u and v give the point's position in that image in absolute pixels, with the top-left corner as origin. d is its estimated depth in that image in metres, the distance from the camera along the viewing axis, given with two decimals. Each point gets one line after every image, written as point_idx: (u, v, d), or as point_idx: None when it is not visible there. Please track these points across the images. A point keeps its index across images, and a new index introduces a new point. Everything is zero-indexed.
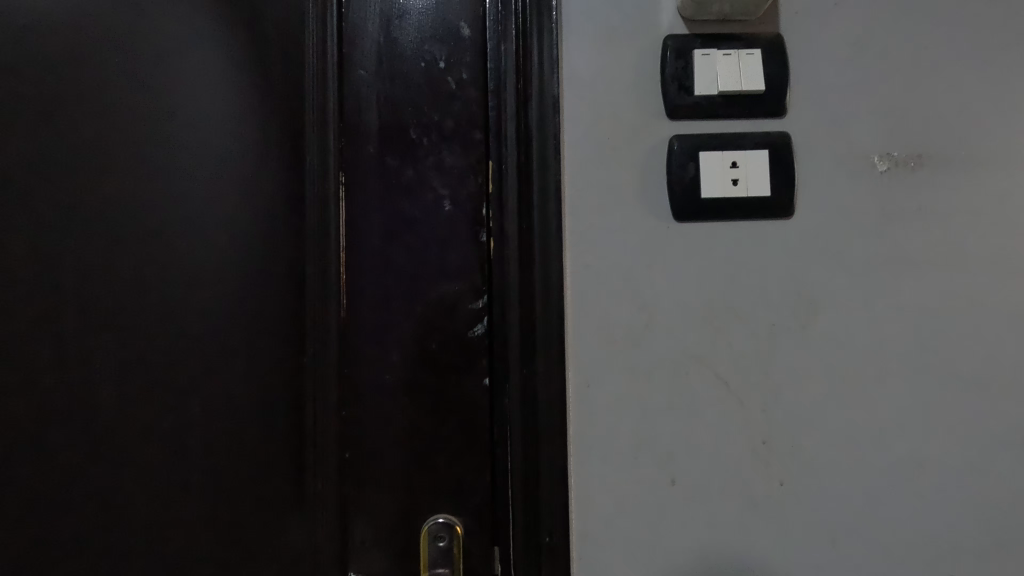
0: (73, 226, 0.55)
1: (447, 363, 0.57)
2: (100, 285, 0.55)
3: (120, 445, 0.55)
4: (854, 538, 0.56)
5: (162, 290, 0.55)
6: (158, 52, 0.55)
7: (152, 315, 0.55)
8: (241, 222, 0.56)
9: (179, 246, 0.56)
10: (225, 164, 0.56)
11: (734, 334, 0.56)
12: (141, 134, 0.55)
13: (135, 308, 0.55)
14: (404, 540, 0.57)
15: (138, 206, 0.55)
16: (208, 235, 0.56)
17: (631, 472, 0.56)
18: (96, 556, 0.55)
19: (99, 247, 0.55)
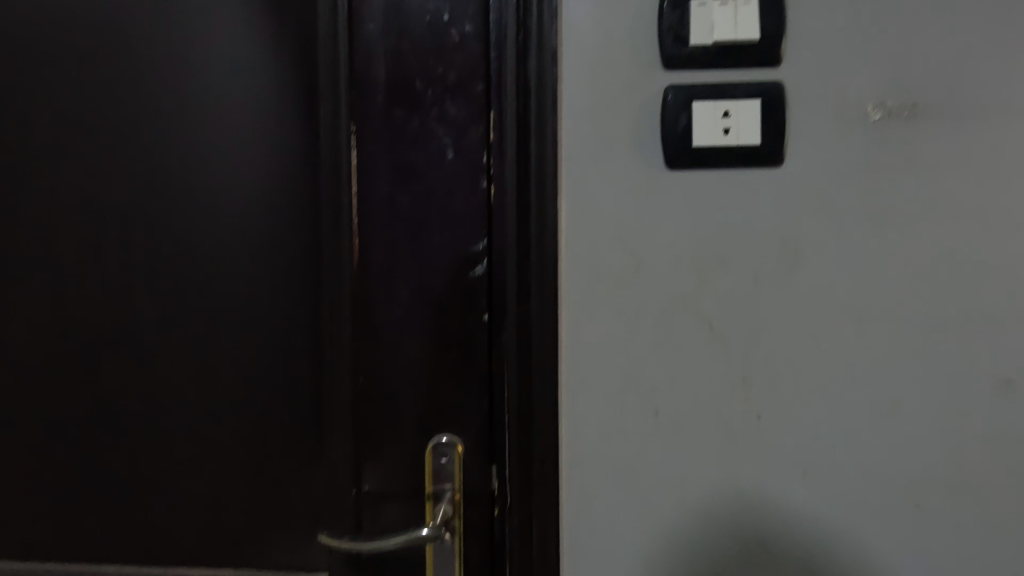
0: (139, 204, 0.66)
1: (451, 302, 0.62)
2: (160, 232, 0.65)
3: (180, 381, 0.67)
4: (825, 469, 0.60)
5: (205, 233, 0.65)
6: (195, 44, 0.64)
7: (197, 255, 0.65)
8: (266, 187, 0.64)
9: (215, 213, 0.65)
10: (252, 138, 0.64)
11: (720, 278, 0.59)
12: (185, 119, 0.64)
13: (186, 267, 0.65)
14: (412, 457, 0.64)
15: (185, 180, 0.65)
16: (239, 200, 0.64)
17: (618, 404, 0.60)
18: (172, 466, 0.68)
19: (160, 217, 0.65)
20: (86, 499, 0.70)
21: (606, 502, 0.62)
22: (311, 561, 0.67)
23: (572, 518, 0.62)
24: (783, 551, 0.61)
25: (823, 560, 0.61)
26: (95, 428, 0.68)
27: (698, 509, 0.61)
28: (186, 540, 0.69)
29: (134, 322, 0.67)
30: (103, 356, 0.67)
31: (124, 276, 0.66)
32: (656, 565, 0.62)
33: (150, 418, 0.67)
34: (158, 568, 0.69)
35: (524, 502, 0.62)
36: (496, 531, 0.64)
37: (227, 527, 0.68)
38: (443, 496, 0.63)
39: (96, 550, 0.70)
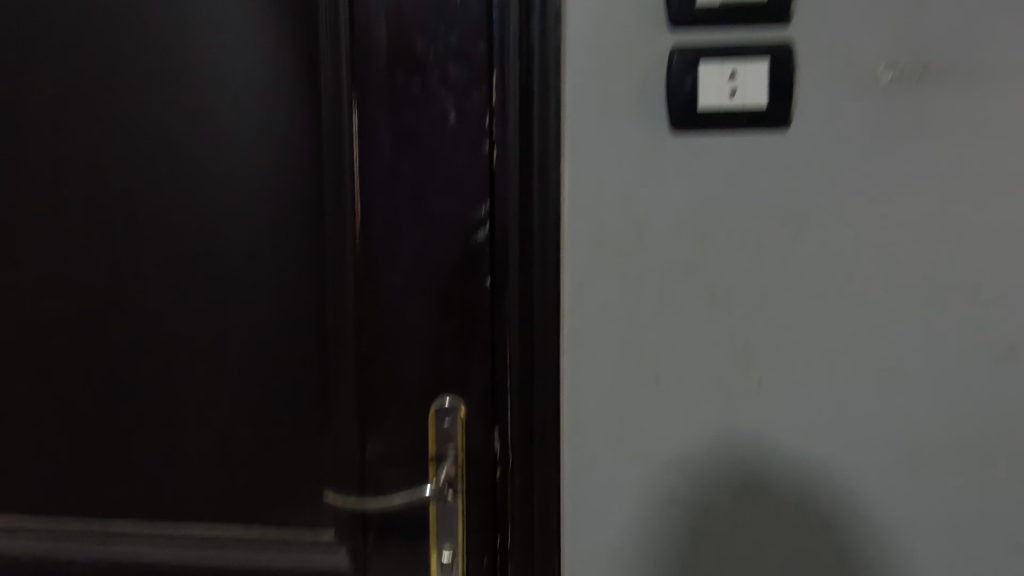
0: (145, 171, 0.66)
1: (453, 267, 0.62)
2: (162, 193, 0.66)
3: (189, 344, 0.68)
4: (825, 434, 0.61)
5: (205, 195, 0.66)
6: (194, 7, 0.64)
7: (198, 217, 0.66)
8: (269, 153, 0.65)
9: (219, 179, 0.65)
10: (253, 102, 0.64)
11: (723, 244, 0.59)
12: (188, 85, 0.65)
13: (193, 233, 0.67)
14: (415, 419, 0.65)
15: (190, 146, 0.66)
16: (243, 167, 0.65)
17: (620, 368, 0.61)
18: (181, 428, 0.70)
19: (167, 183, 0.66)
20: (98, 459, 0.72)
21: (607, 465, 0.62)
22: (318, 519, 0.69)
23: (573, 481, 0.63)
24: (781, 513, 0.62)
25: (821, 523, 0.62)
26: (106, 390, 0.70)
27: (697, 472, 0.62)
28: (196, 499, 0.71)
29: (143, 287, 0.68)
30: (114, 320, 0.69)
31: (132, 242, 0.68)
32: (654, 525, 0.63)
33: (161, 381, 0.69)
34: (170, 526, 0.71)
35: (526, 464, 0.63)
36: (497, 492, 0.66)
37: (236, 486, 0.70)
38: (447, 458, 0.64)
39: (109, 511, 0.72)
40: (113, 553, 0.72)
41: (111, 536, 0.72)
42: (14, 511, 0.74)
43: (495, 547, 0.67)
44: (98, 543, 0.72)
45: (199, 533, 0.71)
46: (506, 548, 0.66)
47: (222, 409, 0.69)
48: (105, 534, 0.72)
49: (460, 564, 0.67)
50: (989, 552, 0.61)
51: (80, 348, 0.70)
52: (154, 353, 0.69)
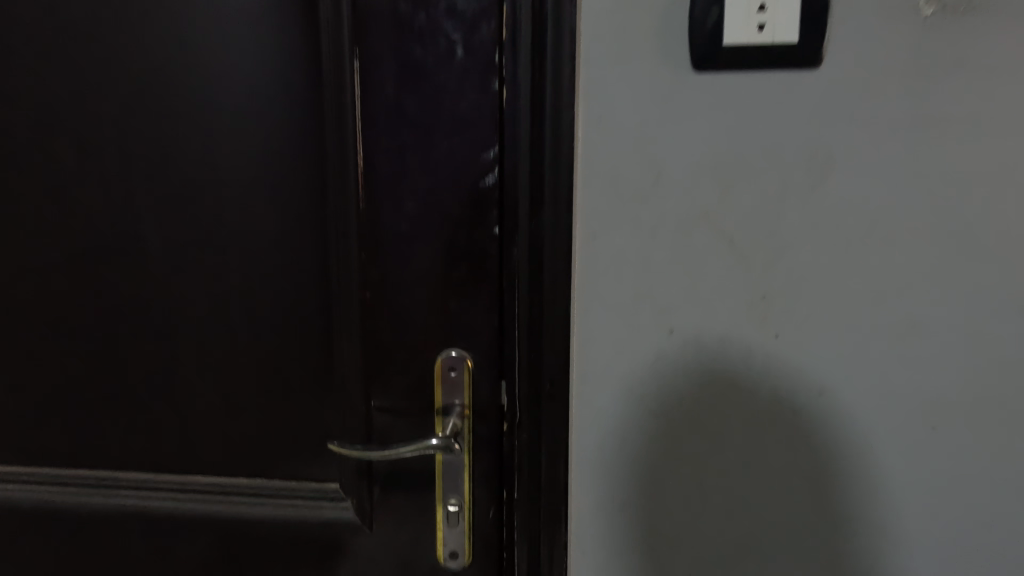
0: (137, 112, 0.64)
1: (460, 213, 0.60)
2: (156, 135, 0.64)
3: (188, 293, 0.67)
4: (841, 390, 0.59)
5: (201, 136, 0.63)
6: None
7: (194, 160, 0.64)
8: (266, 92, 0.61)
9: (214, 121, 0.63)
10: (247, 37, 0.60)
11: (743, 192, 0.56)
12: (179, 18, 0.61)
13: (189, 178, 0.64)
14: (420, 370, 0.64)
15: (183, 85, 0.62)
16: (239, 107, 0.62)
17: (632, 320, 0.59)
18: (183, 378, 0.69)
19: (160, 125, 0.64)
20: (99, 407, 0.71)
21: (616, 420, 0.61)
22: (323, 471, 0.68)
23: (582, 437, 0.62)
24: (793, 468, 0.60)
25: (833, 477, 0.61)
26: (105, 338, 0.69)
27: (709, 427, 0.60)
28: (200, 449, 0.70)
29: (140, 234, 0.66)
30: (110, 268, 0.67)
31: (127, 187, 0.65)
32: (664, 480, 0.62)
33: (161, 330, 0.68)
34: (174, 473, 0.71)
35: (534, 416, 0.62)
36: (504, 444, 0.65)
37: (240, 437, 0.69)
38: (453, 410, 0.64)
39: (111, 461, 0.72)
40: (119, 502, 0.72)
41: (114, 485, 0.72)
42: (15, 460, 0.74)
43: (500, 498, 0.66)
44: (104, 489, 0.72)
45: (204, 482, 0.70)
46: (512, 499, 0.66)
47: (224, 358, 0.67)
48: (108, 483, 0.72)
49: (466, 516, 0.66)
50: (1004, 509, 0.60)
51: (76, 294, 0.69)
52: (153, 301, 0.68)
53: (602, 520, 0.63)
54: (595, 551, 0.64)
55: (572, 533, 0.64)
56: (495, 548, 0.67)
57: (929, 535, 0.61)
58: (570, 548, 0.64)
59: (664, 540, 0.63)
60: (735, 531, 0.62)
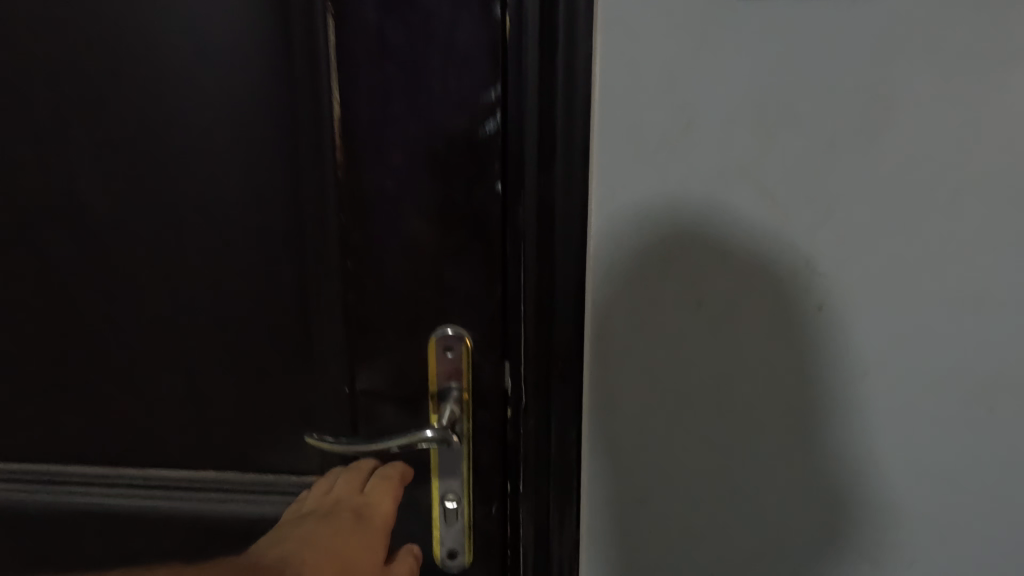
0: (67, 48, 0.54)
1: (456, 168, 0.51)
2: (93, 75, 0.54)
3: (142, 264, 0.58)
4: (889, 370, 0.52)
5: (145, 76, 0.53)
6: None
7: (140, 106, 0.54)
8: (221, 21, 0.51)
9: (162, 59, 0.53)
10: None
11: (789, 141, 0.48)
12: None
13: (135, 129, 0.55)
14: (411, 349, 0.56)
15: (120, 13, 0.52)
16: (190, 41, 0.52)
17: (656, 291, 0.52)
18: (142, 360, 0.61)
19: (97, 64, 0.54)
20: (51, 392, 0.63)
21: (634, 402, 0.55)
22: (305, 462, 0.61)
23: (597, 418, 0.56)
24: (827, 450, 0.55)
25: (873, 463, 0.55)
26: (52, 314, 0.61)
27: (736, 408, 0.54)
28: (165, 437, 0.62)
29: (81, 196, 0.57)
30: (50, 235, 0.59)
31: (62, 141, 0.56)
32: (687, 465, 0.56)
33: (112, 307, 0.60)
34: (139, 463, 0.64)
35: (541, 400, 0.55)
36: (509, 432, 0.58)
37: (210, 424, 0.61)
38: (449, 396, 0.57)
39: (66, 453, 0.65)
40: (75, 496, 0.65)
41: (71, 477, 0.65)
42: None
43: (504, 491, 0.60)
44: (61, 483, 0.65)
45: (172, 474, 0.63)
46: (517, 493, 0.59)
47: (188, 336, 0.59)
48: (64, 476, 0.65)
49: (466, 513, 0.59)
50: None
51: (13, 265, 0.60)
52: (100, 274, 0.59)
53: (618, 508, 0.58)
54: (610, 539, 0.59)
55: (585, 522, 0.58)
56: (499, 545, 0.61)
57: (978, 522, 0.55)
58: (581, 539, 0.59)
59: (685, 527, 0.58)
60: (761, 516, 0.57)
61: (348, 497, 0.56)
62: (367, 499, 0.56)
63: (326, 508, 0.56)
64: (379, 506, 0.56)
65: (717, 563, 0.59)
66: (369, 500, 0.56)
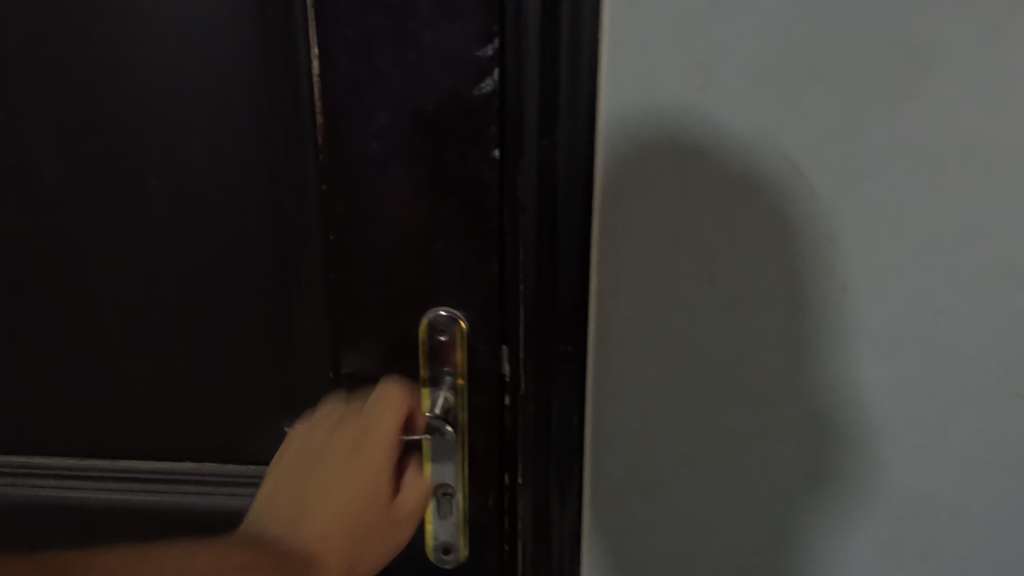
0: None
1: (449, 133, 0.47)
2: (44, 23, 0.48)
3: (105, 240, 0.53)
4: (914, 353, 0.49)
5: (101, 24, 0.48)
6: None
7: (97, 59, 0.49)
8: None
9: (117, 9, 0.47)
10: None
11: (815, 105, 0.44)
12: None
13: (92, 90, 0.49)
14: (401, 332, 0.52)
15: None
16: None
17: (666, 268, 0.49)
18: (110, 343, 0.56)
19: (47, 16, 0.48)
20: (16, 373, 0.59)
21: (640, 383, 0.52)
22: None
23: (601, 399, 0.53)
24: (844, 436, 0.52)
25: (894, 450, 0.52)
26: (12, 290, 0.56)
27: (749, 392, 0.52)
28: (137, 422, 0.58)
29: (38, 166, 0.52)
30: (6, 207, 0.54)
31: (16, 103, 0.51)
32: (694, 449, 0.54)
33: (76, 286, 0.55)
34: (109, 451, 0.60)
35: (541, 382, 0.52)
36: (507, 421, 0.54)
37: (185, 409, 0.57)
38: (443, 381, 0.53)
39: (32, 442, 0.61)
40: (42, 488, 0.61)
41: (37, 469, 0.61)
42: None
43: (501, 483, 0.56)
44: (25, 473, 0.61)
45: (145, 465, 0.59)
46: (516, 483, 0.56)
47: (159, 316, 0.55)
48: (30, 467, 0.61)
49: (461, 505, 0.56)
50: None
51: None
52: (61, 250, 0.54)
53: (620, 490, 0.56)
54: (611, 520, 0.57)
55: (587, 501, 0.57)
56: (494, 539, 0.58)
57: (1004, 515, 0.52)
58: (584, 520, 0.58)
59: (689, 511, 0.56)
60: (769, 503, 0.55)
61: (346, 431, 0.49)
62: (366, 423, 0.50)
63: (322, 445, 0.49)
64: (382, 424, 0.50)
65: (723, 547, 0.57)
66: (369, 420, 0.50)
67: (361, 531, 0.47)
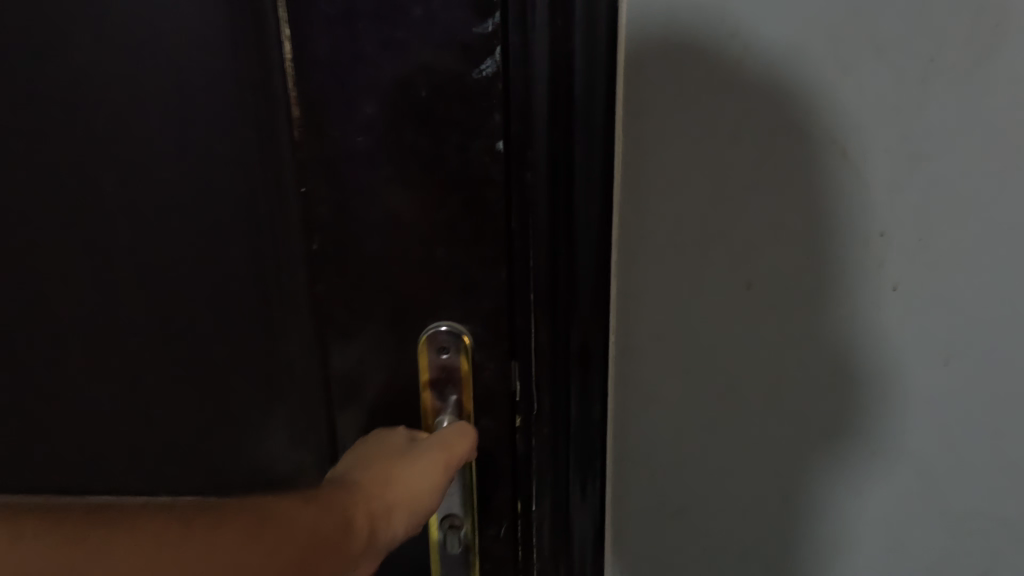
0: None
1: (447, 125, 0.41)
2: None
3: (48, 257, 0.45)
4: (976, 355, 0.44)
5: (20, 2, 0.39)
6: None
7: (17, 45, 0.40)
8: None
9: None
10: None
11: (868, 86, 0.39)
12: None
13: (12, 80, 0.41)
14: (398, 350, 0.47)
15: None
16: None
17: (699, 271, 0.44)
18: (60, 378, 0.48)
19: None
20: None
21: (670, 394, 0.48)
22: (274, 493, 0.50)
23: (625, 411, 0.49)
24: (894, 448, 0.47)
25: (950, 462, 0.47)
26: None
27: (788, 402, 0.47)
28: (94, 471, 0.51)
29: None
30: None
31: None
32: (730, 464, 0.50)
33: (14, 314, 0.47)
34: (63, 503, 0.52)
35: (549, 402, 0.47)
36: (519, 445, 0.49)
37: (152, 449, 0.50)
38: (447, 403, 0.48)
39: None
40: None
41: None
42: None
43: (515, 515, 0.51)
44: None
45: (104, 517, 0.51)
46: (531, 513, 0.51)
47: (116, 347, 0.47)
48: None
49: (470, 536, 0.51)
50: None
51: None
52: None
53: (644, 509, 0.52)
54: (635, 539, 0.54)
55: (609, 527, 0.54)
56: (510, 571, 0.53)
57: None
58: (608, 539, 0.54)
59: (721, 532, 0.52)
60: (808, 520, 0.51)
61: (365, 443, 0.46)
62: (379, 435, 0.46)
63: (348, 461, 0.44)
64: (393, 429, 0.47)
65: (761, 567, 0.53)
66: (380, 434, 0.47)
67: (381, 460, 0.43)
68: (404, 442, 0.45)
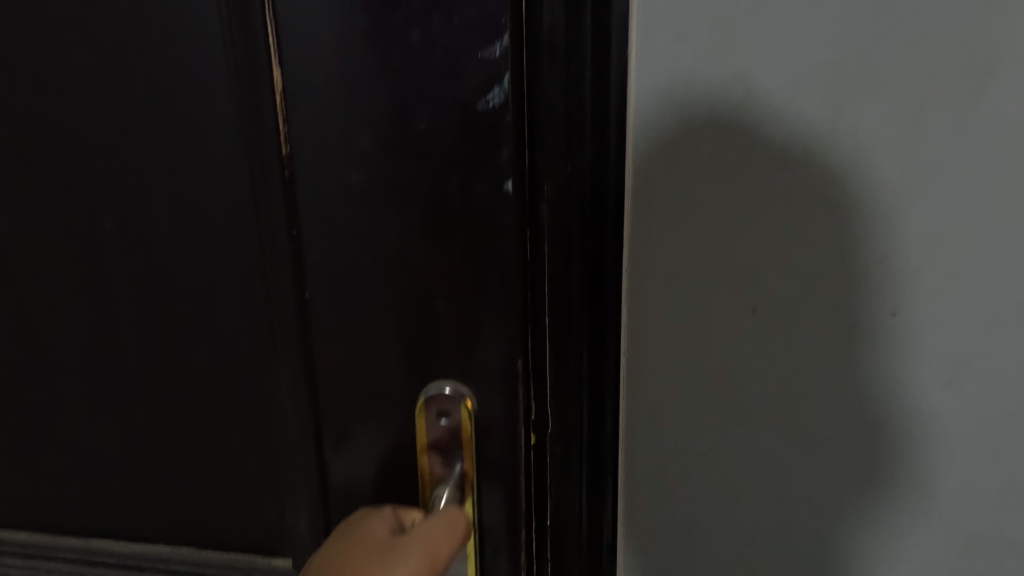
0: None
1: (448, 161, 0.36)
2: None
3: (56, 297, 0.44)
4: (985, 385, 0.39)
5: (28, 37, 0.39)
6: None
7: (26, 81, 0.40)
8: None
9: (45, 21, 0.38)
10: None
11: (867, 93, 0.34)
12: None
13: (26, 121, 0.41)
14: (397, 413, 0.42)
15: None
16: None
17: (704, 305, 0.40)
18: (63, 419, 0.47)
19: None
20: None
21: (671, 441, 0.43)
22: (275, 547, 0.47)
23: (639, 470, 0.44)
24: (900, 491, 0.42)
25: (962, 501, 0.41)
26: None
27: (791, 446, 0.42)
28: (101, 512, 0.49)
29: None
30: None
31: None
32: (729, 514, 0.44)
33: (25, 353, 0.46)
34: (69, 541, 0.51)
35: (560, 461, 0.42)
36: (532, 516, 0.44)
37: (150, 496, 0.48)
38: (451, 476, 0.42)
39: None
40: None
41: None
42: None
43: None
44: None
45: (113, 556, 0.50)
46: None
47: (114, 391, 0.45)
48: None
49: None
50: None
51: None
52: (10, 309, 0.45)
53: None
54: None
55: None
56: None
57: None
58: None
59: None
60: None
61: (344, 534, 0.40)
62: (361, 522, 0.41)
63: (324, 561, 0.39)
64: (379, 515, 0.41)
65: None
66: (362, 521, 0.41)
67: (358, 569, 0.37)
68: (389, 536, 0.40)
